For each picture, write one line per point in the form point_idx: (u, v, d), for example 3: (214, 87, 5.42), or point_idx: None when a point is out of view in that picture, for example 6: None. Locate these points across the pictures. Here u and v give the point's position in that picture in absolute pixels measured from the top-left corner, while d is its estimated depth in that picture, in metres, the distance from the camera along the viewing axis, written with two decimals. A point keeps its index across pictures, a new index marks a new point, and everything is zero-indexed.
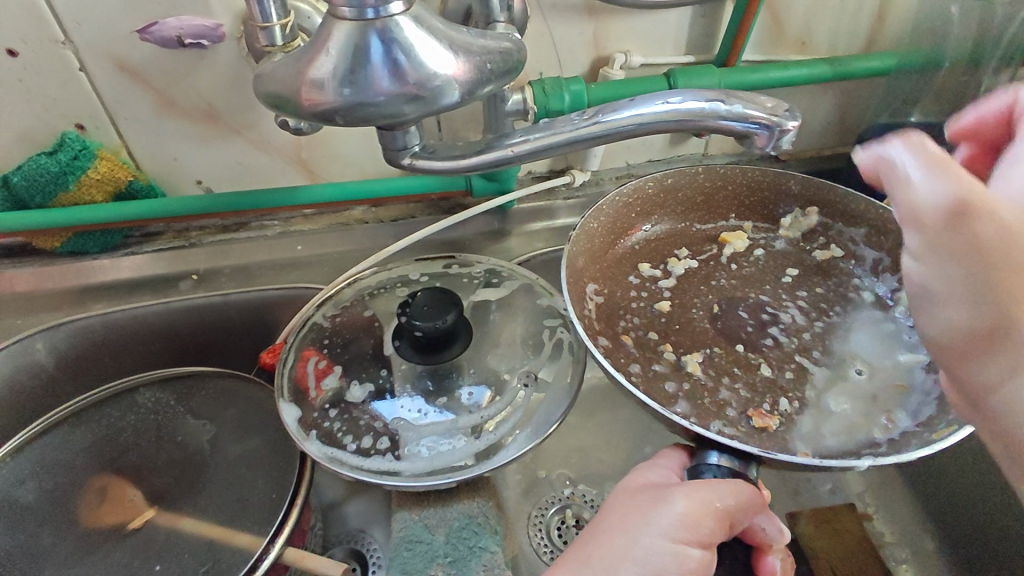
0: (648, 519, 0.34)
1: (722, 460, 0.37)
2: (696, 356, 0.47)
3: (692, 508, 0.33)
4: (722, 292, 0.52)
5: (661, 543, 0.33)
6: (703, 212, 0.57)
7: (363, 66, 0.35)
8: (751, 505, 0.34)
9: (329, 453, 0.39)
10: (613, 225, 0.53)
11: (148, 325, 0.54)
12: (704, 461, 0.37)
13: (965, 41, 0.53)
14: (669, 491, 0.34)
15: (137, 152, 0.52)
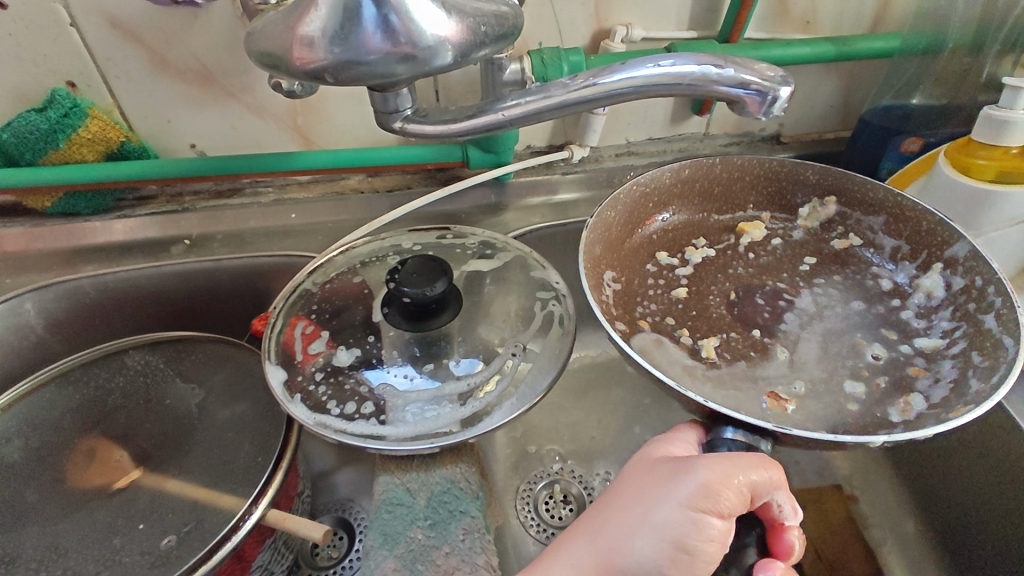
0: (669, 489, 0.33)
1: (739, 435, 0.36)
2: (713, 346, 0.46)
3: (714, 480, 0.32)
4: (739, 282, 0.51)
5: (678, 511, 0.32)
6: (720, 203, 0.56)
7: (354, 22, 0.35)
8: (775, 481, 0.33)
9: (313, 416, 0.39)
10: (631, 216, 0.52)
11: (139, 289, 0.54)
12: (720, 436, 0.37)
13: (970, 23, 0.52)
14: (691, 461, 0.34)
15: (129, 113, 0.51)
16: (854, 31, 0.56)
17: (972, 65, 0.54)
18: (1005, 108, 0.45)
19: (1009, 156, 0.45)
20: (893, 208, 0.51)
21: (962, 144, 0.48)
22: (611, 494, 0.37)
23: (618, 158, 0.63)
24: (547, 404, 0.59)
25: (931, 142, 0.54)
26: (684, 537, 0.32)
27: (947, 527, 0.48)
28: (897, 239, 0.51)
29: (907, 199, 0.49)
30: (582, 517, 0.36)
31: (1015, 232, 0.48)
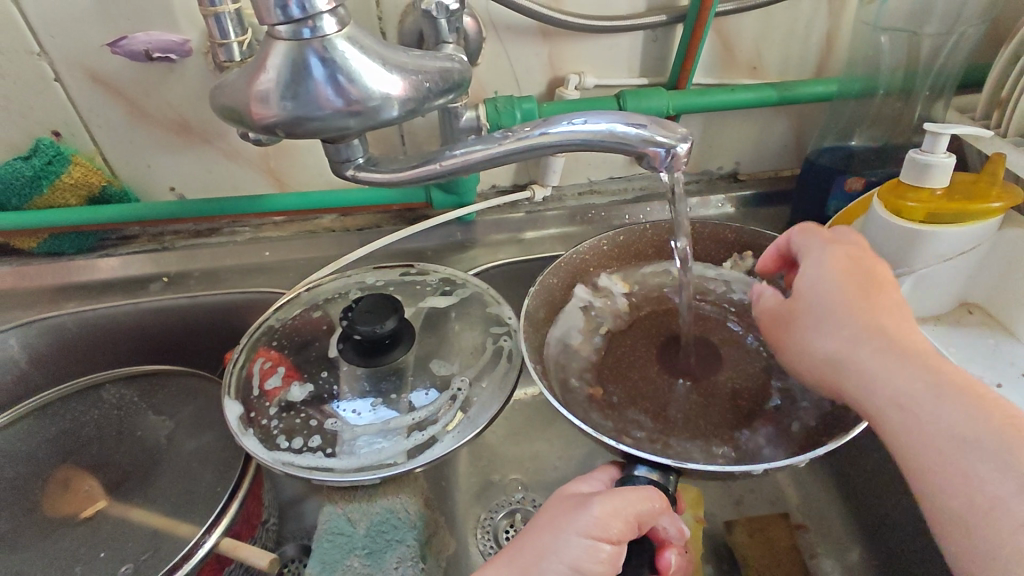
0: (569, 519, 0.35)
1: (648, 472, 0.38)
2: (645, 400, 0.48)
3: (604, 511, 0.34)
4: (668, 338, 0.52)
5: (573, 538, 0.34)
6: (651, 259, 0.56)
7: (303, 82, 0.37)
8: (659, 506, 0.35)
9: (263, 449, 0.41)
10: (571, 279, 0.54)
11: (118, 324, 0.56)
12: (633, 474, 0.38)
13: (899, 70, 0.55)
14: (589, 497, 0.36)
15: (111, 159, 0.55)
16: (800, 75, 0.59)
17: (906, 109, 0.56)
18: (927, 151, 0.46)
19: (932, 199, 0.46)
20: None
21: (892, 185, 0.49)
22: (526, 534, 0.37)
23: (581, 196, 0.66)
24: (511, 435, 0.61)
25: (873, 181, 0.56)
26: (578, 561, 0.33)
27: (890, 555, 0.49)
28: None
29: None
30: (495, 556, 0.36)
31: (945, 268, 0.49)
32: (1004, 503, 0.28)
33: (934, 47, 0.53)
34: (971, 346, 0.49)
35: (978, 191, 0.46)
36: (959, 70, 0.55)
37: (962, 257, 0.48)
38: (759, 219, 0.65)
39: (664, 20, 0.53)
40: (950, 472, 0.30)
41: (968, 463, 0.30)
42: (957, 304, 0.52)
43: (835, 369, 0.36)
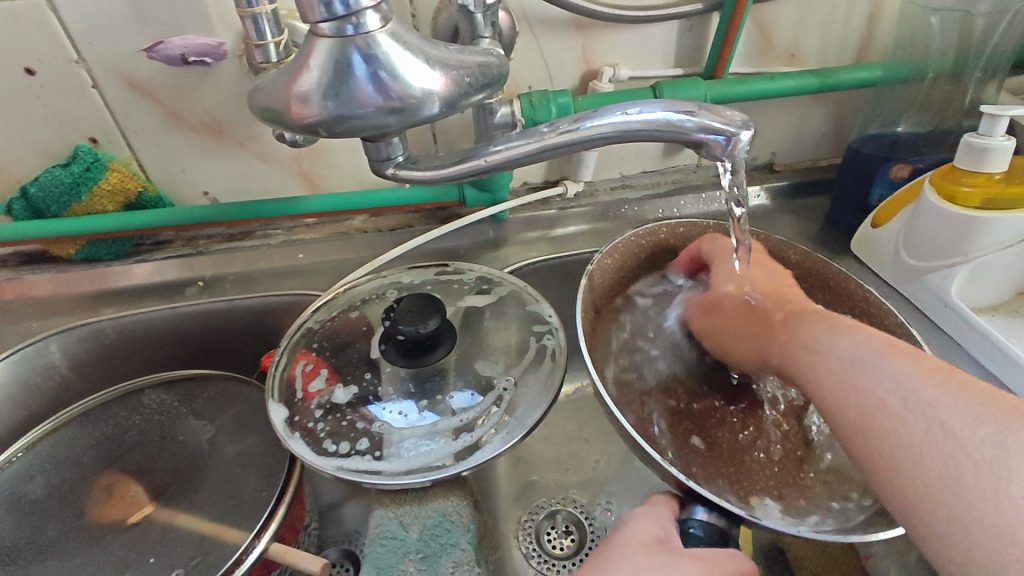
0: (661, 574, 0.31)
1: (708, 517, 0.36)
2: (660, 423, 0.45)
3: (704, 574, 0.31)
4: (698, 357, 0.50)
5: None
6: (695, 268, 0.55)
7: (344, 80, 0.36)
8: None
9: (311, 453, 0.41)
10: (625, 265, 0.53)
11: (156, 329, 0.56)
12: (691, 516, 0.36)
13: (948, 53, 0.53)
14: (681, 556, 0.32)
15: (147, 164, 0.55)
16: (840, 61, 0.58)
17: (954, 92, 0.55)
18: (985, 134, 0.45)
19: (991, 182, 0.45)
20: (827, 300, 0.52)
21: (945, 171, 0.48)
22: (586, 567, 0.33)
23: (613, 191, 0.65)
24: (550, 434, 0.60)
25: (919, 168, 0.54)
26: None
27: None
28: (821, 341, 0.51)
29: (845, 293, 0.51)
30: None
31: (1005, 256, 0.47)
32: (990, 475, 0.28)
33: (987, 27, 0.52)
34: None
35: None
36: (1012, 50, 0.53)
37: (1021, 244, 0.46)
38: (798, 210, 0.64)
39: (700, 8, 0.52)
40: (896, 411, 0.33)
41: (894, 400, 0.33)
42: (1016, 294, 0.49)
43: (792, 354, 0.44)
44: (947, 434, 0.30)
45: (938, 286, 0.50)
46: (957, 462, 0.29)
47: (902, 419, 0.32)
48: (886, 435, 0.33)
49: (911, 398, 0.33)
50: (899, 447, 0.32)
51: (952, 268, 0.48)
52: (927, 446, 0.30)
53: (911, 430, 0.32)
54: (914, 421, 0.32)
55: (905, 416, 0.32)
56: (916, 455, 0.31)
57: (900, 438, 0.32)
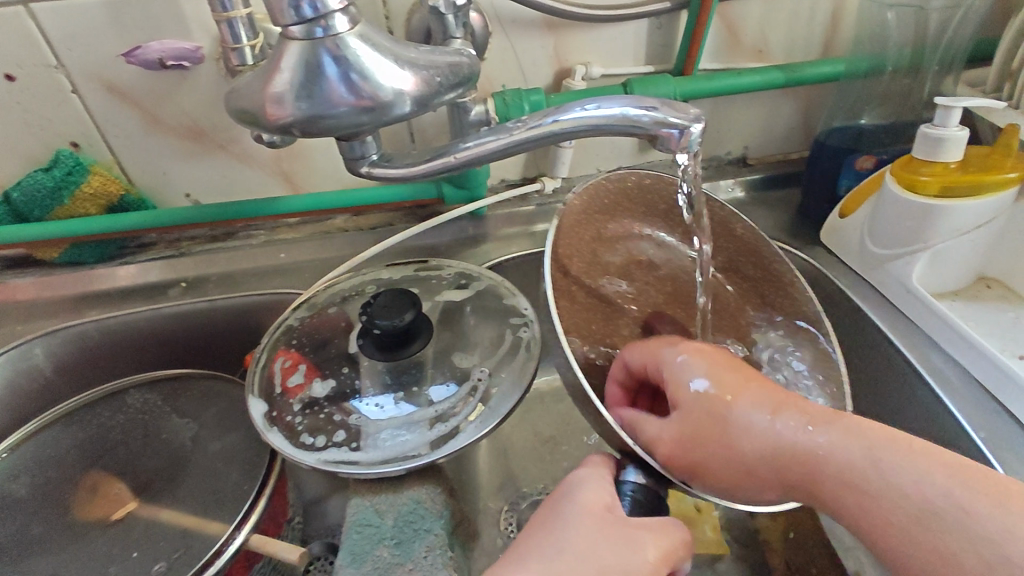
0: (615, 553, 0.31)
1: (641, 477, 0.36)
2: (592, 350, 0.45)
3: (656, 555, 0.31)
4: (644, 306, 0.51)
5: None
6: (660, 222, 0.53)
7: (317, 82, 0.37)
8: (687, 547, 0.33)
9: (289, 446, 0.41)
10: (589, 210, 0.49)
11: (139, 330, 0.57)
12: (624, 478, 0.36)
13: (907, 47, 0.55)
14: (632, 534, 0.32)
15: (127, 168, 0.56)
16: (806, 57, 0.59)
17: (914, 86, 0.57)
18: (940, 125, 0.46)
19: (948, 171, 0.46)
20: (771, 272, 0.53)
21: (905, 162, 0.49)
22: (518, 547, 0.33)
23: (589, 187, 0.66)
24: (532, 426, 0.62)
25: (884, 159, 0.56)
26: None
27: None
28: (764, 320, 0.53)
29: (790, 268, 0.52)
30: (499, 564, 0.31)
31: (961, 242, 0.48)
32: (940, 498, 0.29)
33: (944, 22, 0.54)
34: (996, 319, 0.48)
35: (993, 163, 0.47)
36: (968, 44, 0.55)
37: (978, 230, 0.48)
38: (769, 203, 0.65)
39: (667, 7, 0.53)
40: (830, 471, 0.32)
41: (807, 454, 0.32)
42: (975, 278, 0.51)
43: (710, 438, 0.34)
44: (881, 470, 0.31)
45: (899, 273, 0.51)
46: (922, 502, 0.29)
47: (844, 475, 0.31)
48: (835, 489, 0.32)
49: (831, 454, 0.32)
50: (849, 492, 0.31)
51: (912, 255, 0.50)
52: (882, 489, 0.30)
53: (855, 474, 0.31)
54: (847, 469, 0.31)
55: (843, 468, 0.32)
56: (873, 511, 0.30)
57: (847, 489, 0.31)
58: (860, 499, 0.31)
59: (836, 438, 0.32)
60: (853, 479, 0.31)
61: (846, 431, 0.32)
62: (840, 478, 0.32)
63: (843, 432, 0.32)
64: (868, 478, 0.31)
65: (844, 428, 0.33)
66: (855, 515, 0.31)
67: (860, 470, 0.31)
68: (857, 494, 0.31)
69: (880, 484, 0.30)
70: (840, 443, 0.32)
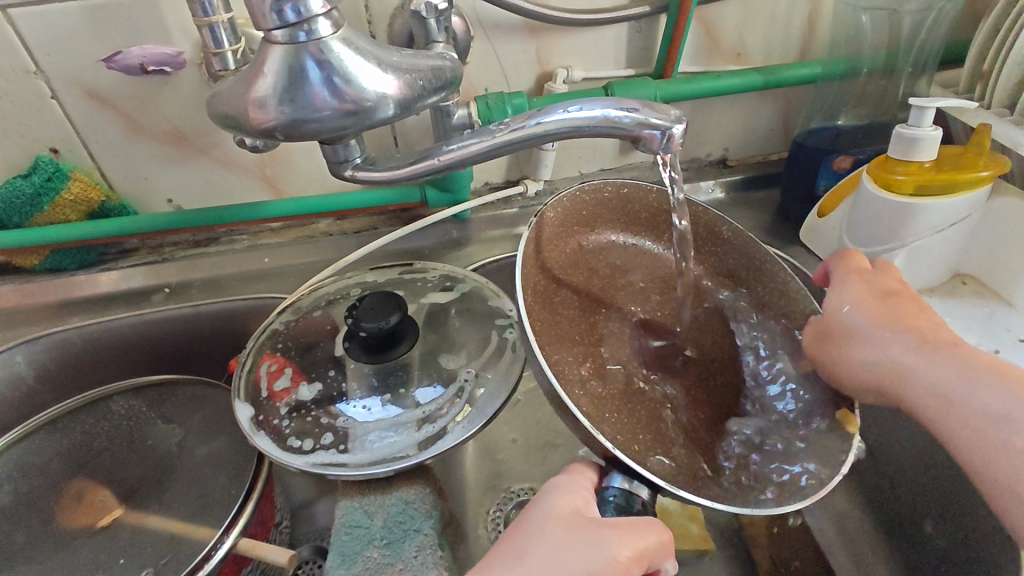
0: (584, 547, 0.32)
1: (624, 483, 0.38)
2: (578, 361, 0.44)
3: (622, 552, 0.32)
4: (629, 321, 0.50)
5: None
6: (644, 231, 0.53)
7: (300, 86, 0.37)
8: (666, 548, 0.34)
9: (277, 449, 0.42)
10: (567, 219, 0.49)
11: (123, 336, 0.57)
12: (608, 484, 0.38)
13: (881, 49, 0.56)
14: (601, 532, 0.33)
15: (109, 173, 0.55)
16: (784, 59, 0.60)
17: (887, 87, 0.58)
18: (914, 125, 0.47)
19: (923, 170, 0.48)
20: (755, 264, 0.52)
21: (880, 162, 0.50)
22: (508, 538, 0.34)
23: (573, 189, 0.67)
24: (519, 426, 0.62)
25: (859, 159, 0.57)
26: None
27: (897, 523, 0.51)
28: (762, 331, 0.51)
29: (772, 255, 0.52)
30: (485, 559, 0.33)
31: (937, 239, 0.50)
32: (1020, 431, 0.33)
33: (916, 25, 0.55)
34: (969, 314, 0.50)
35: (965, 162, 0.48)
36: (939, 47, 0.57)
37: (950, 229, 0.50)
38: (749, 203, 0.66)
39: (648, 11, 0.54)
40: (928, 396, 0.37)
41: (913, 380, 0.38)
42: (951, 275, 0.53)
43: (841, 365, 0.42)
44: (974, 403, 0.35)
45: None
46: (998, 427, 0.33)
47: (937, 399, 0.36)
48: (933, 410, 0.36)
49: (934, 381, 0.37)
50: (939, 415, 0.36)
51: (890, 253, 0.51)
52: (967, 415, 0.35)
53: (944, 399, 0.36)
54: (941, 394, 0.36)
55: (940, 394, 0.36)
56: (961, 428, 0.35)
57: (944, 412, 0.36)
58: (952, 418, 0.35)
59: (940, 368, 0.37)
60: (942, 406, 0.36)
61: (948, 363, 0.37)
62: (930, 401, 0.37)
63: (947, 364, 0.37)
64: (960, 404, 0.35)
65: (962, 361, 0.36)
66: (944, 430, 0.36)
67: (957, 399, 0.35)
68: (953, 414, 0.35)
69: (967, 408, 0.35)
70: (947, 373, 0.36)
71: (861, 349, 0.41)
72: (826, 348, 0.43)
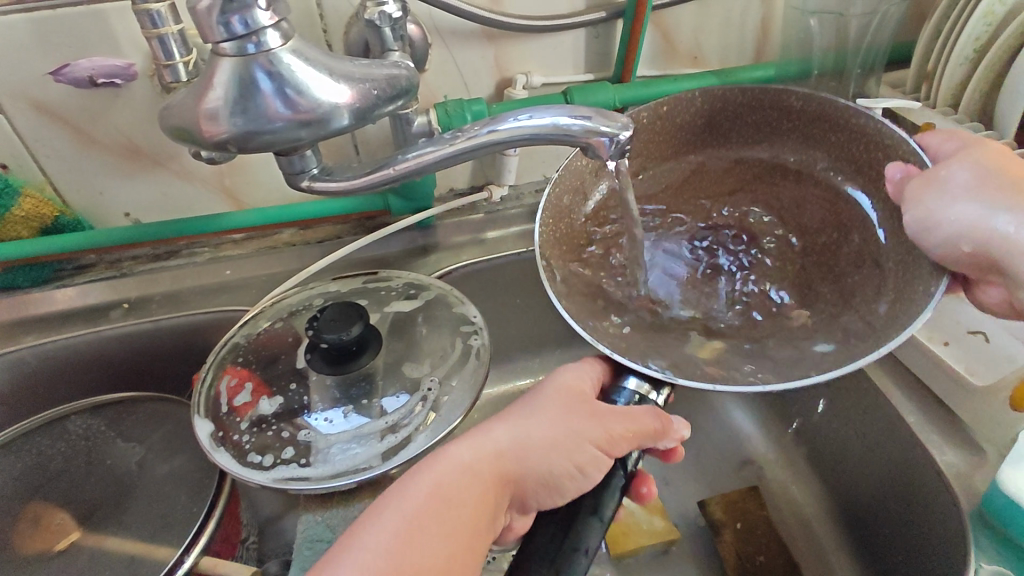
0: (582, 425, 0.38)
1: (635, 384, 0.42)
2: (627, 311, 0.47)
3: (621, 428, 0.38)
4: (702, 228, 0.53)
5: (582, 444, 0.37)
6: (685, 136, 0.53)
7: (251, 97, 0.37)
8: (659, 433, 0.40)
9: (237, 466, 0.41)
10: (559, 209, 0.50)
11: (81, 354, 0.55)
12: (620, 385, 0.42)
13: (830, 51, 0.59)
14: (602, 410, 0.39)
15: (62, 188, 0.54)
16: (739, 62, 0.62)
17: (838, 88, 0.60)
18: None
19: None
20: (815, 112, 0.48)
21: None
22: (524, 400, 0.40)
23: (537, 193, 0.68)
24: None
25: None
26: (580, 462, 0.37)
27: (856, 514, 0.52)
28: (842, 171, 0.49)
29: (824, 96, 0.47)
30: (503, 411, 0.39)
31: None
32: None
33: (862, 28, 0.57)
34: None
35: None
36: (885, 48, 0.59)
37: None
38: None
39: (604, 16, 0.54)
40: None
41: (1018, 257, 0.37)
42: None
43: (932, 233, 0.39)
44: None
45: None
46: None
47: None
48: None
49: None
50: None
51: None
52: None
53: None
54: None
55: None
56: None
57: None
58: None
59: None
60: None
61: None
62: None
63: None
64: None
65: None
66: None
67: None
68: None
69: None
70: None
71: (966, 203, 0.38)
72: (929, 192, 0.39)
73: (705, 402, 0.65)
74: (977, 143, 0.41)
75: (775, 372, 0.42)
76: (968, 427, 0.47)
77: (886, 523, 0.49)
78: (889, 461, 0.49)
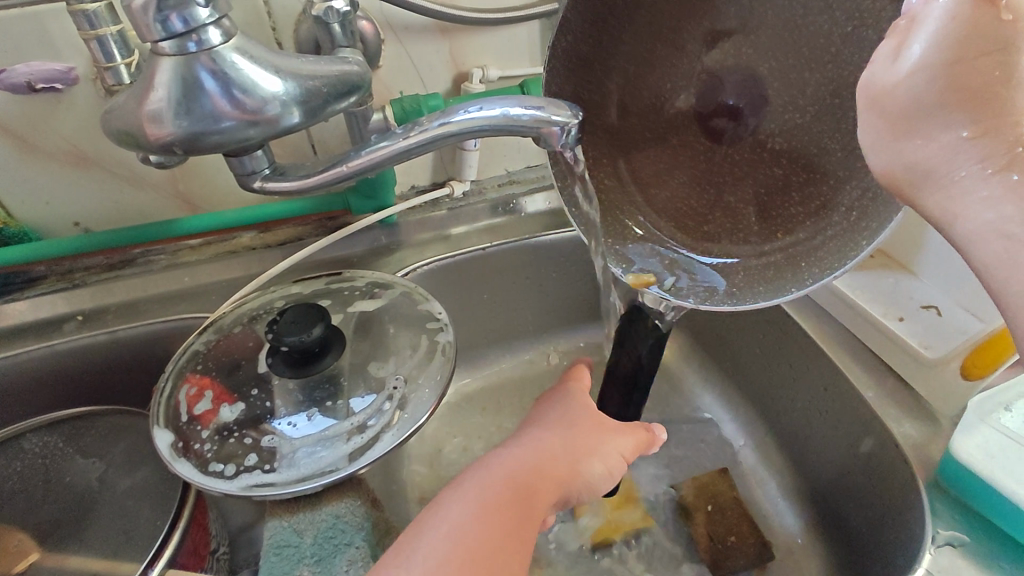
0: (602, 439, 0.43)
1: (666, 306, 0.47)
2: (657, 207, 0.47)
3: (633, 444, 0.44)
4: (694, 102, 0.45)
5: (608, 453, 0.42)
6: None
7: (196, 96, 0.36)
8: (652, 447, 0.46)
9: (200, 475, 0.40)
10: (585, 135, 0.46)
11: (33, 369, 0.53)
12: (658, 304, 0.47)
13: None
14: (613, 428, 0.44)
15: (4, 199, 0.52)
16: None
17: None
18: None
19: None
20: None
21: None
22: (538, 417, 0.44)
23: (500, 187, 0.68)
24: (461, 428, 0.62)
25: None
26: (604, 472, 0.42)
27: (821, 490, 0.53)
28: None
29: None
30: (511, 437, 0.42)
31: None
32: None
33: None
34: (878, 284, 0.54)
35: None
36: None
37: None
38: None
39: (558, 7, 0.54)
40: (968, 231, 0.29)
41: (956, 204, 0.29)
42: None
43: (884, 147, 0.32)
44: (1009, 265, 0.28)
45: None
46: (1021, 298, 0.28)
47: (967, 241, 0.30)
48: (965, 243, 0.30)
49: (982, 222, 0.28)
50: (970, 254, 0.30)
51: None
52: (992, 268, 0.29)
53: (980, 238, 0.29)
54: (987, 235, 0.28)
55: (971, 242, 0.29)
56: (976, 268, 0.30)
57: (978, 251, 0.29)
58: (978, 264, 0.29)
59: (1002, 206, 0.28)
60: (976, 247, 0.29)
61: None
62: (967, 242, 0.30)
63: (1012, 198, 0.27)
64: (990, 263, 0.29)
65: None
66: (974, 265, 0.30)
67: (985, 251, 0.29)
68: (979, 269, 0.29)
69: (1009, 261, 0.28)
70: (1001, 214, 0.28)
71: (932, 147, 0.29)
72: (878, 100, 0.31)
73: (675, 389, 0.66)
74: (961, 7, 0.27)
75: (779, 267, 0.43)
76: (923, 399, 0.48)
77: (849, 496, 0.50)
78: (850, 436, 0.50)
